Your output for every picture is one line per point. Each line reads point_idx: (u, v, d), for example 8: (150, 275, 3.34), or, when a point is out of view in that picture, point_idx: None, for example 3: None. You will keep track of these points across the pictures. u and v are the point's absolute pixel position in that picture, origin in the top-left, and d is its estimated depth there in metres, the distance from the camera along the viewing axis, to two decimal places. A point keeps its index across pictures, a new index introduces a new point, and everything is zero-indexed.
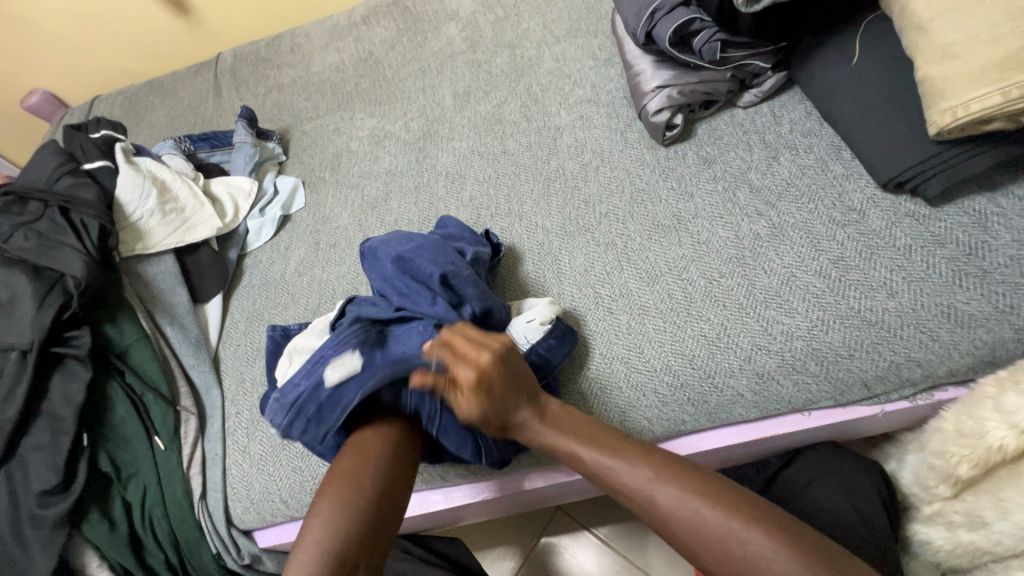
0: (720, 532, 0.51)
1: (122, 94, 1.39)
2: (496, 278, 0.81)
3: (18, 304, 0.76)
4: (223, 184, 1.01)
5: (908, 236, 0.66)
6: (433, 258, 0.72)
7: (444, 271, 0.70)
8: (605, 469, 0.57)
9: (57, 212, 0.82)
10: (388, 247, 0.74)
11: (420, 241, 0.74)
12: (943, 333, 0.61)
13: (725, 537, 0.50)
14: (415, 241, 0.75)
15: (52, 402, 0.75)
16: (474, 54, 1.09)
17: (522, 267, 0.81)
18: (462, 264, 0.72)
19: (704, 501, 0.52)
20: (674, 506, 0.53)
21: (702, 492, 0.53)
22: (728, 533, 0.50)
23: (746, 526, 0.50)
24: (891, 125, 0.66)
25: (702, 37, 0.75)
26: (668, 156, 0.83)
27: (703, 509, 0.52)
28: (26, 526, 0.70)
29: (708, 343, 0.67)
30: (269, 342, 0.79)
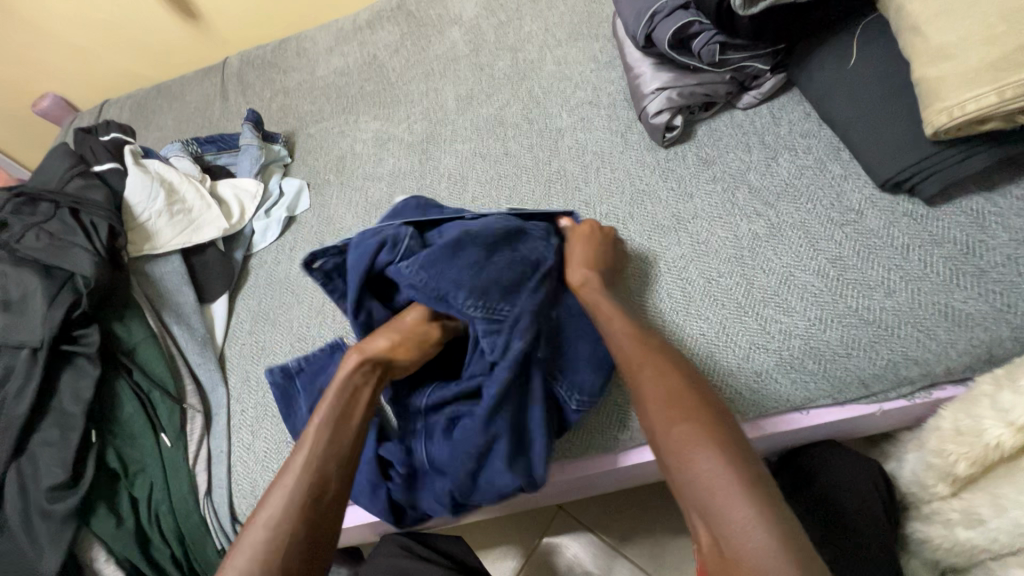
0: (682, 413, 0.50)
1: (131, 98, 1.42)
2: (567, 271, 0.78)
3: (29, 303, 0.78)
4: (230, 186, 1.02)
5: (906, 235, 0.66)
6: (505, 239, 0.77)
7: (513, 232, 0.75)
8: (623, 348, 0.59)
9: (67, 213, 0.83)
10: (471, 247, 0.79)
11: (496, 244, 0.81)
12: (940, 331, 0.61)
13: (678, 430, 0.49)
14: None
15: (62, 398, 0.76)
16: (477, 57, 1.10)
17: None
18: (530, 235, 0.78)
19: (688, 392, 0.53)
20: (657, 397, 0.53)
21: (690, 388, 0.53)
22: (682, 433, 0.49)
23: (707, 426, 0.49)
24: (888, 126, 0.67)
25: (701, 39, 0.76)
26: (668, 157, 0.83)
27: (682, 396, 0.52)
28: (36, 520, 0.72)
29: (707, 342, 0.68)
30: (272, 386, 0.78)
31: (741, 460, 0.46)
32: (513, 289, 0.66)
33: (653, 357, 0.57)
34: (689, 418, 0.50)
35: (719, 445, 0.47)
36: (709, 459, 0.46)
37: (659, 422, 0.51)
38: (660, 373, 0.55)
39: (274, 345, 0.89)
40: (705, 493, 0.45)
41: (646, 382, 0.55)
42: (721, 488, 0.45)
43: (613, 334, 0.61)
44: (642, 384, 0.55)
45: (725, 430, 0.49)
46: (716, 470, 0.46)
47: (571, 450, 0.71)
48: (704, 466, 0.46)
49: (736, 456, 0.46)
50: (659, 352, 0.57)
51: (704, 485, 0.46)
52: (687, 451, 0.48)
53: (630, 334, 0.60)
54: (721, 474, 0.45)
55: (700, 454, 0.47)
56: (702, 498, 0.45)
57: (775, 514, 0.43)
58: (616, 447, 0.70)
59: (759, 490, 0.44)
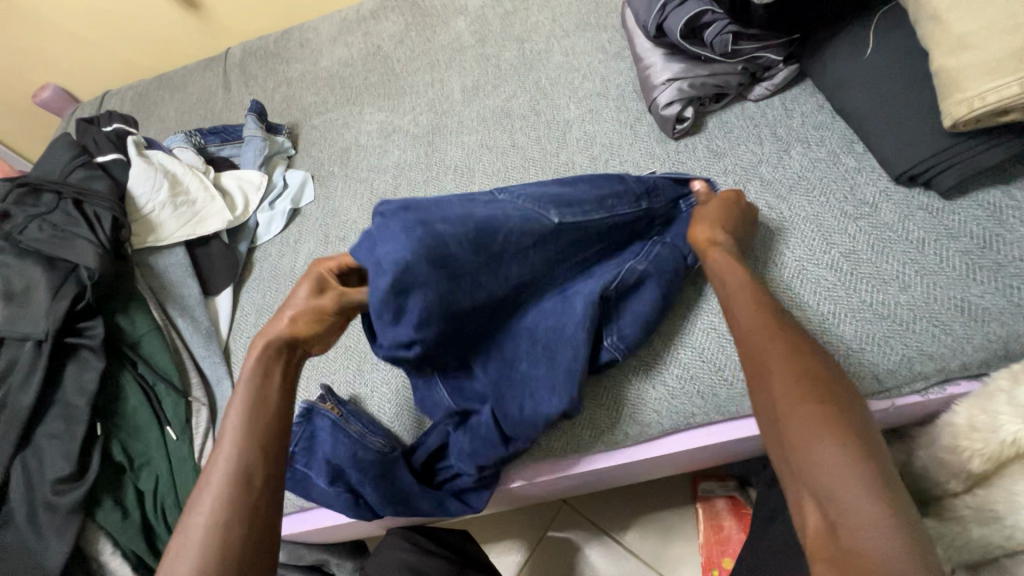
0: (804, 396, 0.46)
1: (133, 89, 1.40)
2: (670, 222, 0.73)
3: (32, 295, 0.77)
4: (234, 177, 1.01)
5: (921, 229, 0.65)
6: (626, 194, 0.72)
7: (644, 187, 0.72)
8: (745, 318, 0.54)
9: (70, 203, 0.82)
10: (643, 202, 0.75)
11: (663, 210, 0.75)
12: (956, 326, 0.61)
13: (792, 413, 0.45)
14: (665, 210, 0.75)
15: (67, 391, 0.76)
16: (483, 48, 1.09)
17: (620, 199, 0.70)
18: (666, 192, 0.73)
19: (816, 376, 0.47)
20: (775, 374, 0.48)
21: (820, 372, 0.48)
22: (803, 418, 0.45)
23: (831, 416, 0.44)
24: (905, 117, 0.66)
25: (714, 29, 0.74)
26: (678, 149, 0.82)
27: (807, 376, 0.47)
28: (42, 513, 0.71)
29: (718, 336, 0.67)
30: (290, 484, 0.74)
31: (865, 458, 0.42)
32: (576, 214, 0.65)
33: (779, 331, 0.51)
34: (813, 403, 0.45)
35: (847, 437, 0.43)
36: (831, 449, 0.42)
37: (777, 403, 0.47)
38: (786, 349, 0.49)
39: None
40: (821, 485, 0.42)
41: (766, 358, 0.50)
42: (842, 483, 0.41)
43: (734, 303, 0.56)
44: (762, 358, 0.50)
45: (854, 428, 0.44)
46: (838, 463, 0.42)
47: (578, 444, 0.70)
48: (823, 456, 0.42)
49: (864, 453, 0.42)
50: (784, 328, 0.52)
51: (824, 475, 0.42)
52: (803, 435, 0.44)
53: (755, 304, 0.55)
54: (841, 470, 0.41)
55: (821, 444, 0.43)
56: (817, 488, 0.42)
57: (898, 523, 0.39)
58: (623, 441, 0.70)
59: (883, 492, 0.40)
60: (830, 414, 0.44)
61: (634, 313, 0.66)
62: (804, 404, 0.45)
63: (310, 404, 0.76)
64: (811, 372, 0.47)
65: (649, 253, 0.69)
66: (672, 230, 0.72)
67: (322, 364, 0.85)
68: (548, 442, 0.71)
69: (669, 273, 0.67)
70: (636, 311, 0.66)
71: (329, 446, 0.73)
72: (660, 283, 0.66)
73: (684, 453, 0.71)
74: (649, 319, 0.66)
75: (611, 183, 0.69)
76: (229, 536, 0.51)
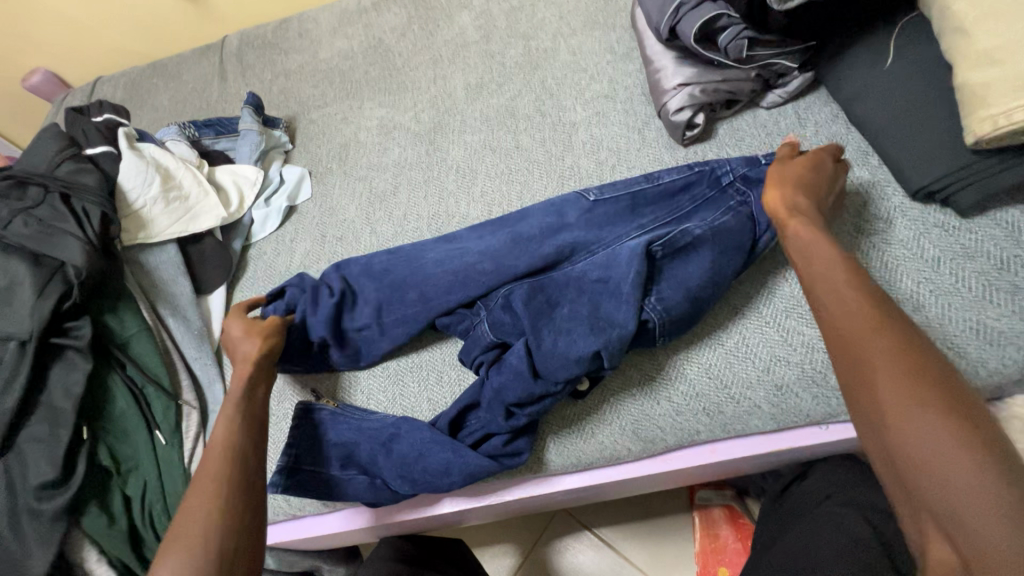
0: (916, 417, 0.41)
1: (126, 75, 1.36)
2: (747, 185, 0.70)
3: (17, 293, 0.75)
4: (228, 172, 0.98)
5: (937, 247, 0.64)
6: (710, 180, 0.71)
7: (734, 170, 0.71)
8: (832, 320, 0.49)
9: (57, 198, 0.79)
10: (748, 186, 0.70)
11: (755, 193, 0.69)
12: (971, 349, 0.59)
13: (906, 440, 0.41)
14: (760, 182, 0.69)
15: (52, 392, 0.73)
16: (487, 44, 1.06)
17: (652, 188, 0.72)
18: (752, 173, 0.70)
19: (925, 388, 0.42)
20: (881, 374, 0.44)
21: (926, 381, 0.43)
22: (919, 447, 0.40)
23: (950, 440, 0.40)
24: (923, 131, 0.64)
25: (729, 33, 0.72)
26: (687, 157, 0.81)
27: (915, 393, 0.42)
28: (24, 519, 0.69)
29: (725, 353, 0.65)
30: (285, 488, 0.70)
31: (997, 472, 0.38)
32: (618, 188, 0.73)
33: (888, 324, 0.46)
34: (929, 425, 0.41)
35: (979, 465, 0.38)
36: (957, 465, 0.39)
37: (890, 425, 0.42)
38: (897, 347, 0.45)
39: None
40: (947, 503, 0.38)
41: (869, 355, 0.45)
42: (977, 502, 0.37)
43: (826, 290, 0.51)
44: (862, 353, 0.46)
45: (984, 449, 0.39)
46: (973, 491, 0.38)
47: (579, 459, 0.68)
48: (952, 488, 0.38)
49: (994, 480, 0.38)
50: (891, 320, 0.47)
51: (949, 490, 0.38)
52: (926, 446, 0.40)
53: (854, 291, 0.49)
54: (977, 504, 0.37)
55: (953, 478, 0.39)
56: (940, 507, 0.39)
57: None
58: (626, 457, 0.68)
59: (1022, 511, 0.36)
60: (949, 437, 0.40)
61: (680, 278, 0.64)
62: (918, 428, 0.41)
63: (306, 403, 0.76)
64: (920, 386, 0.42)
65: (713, 222, 0.67)
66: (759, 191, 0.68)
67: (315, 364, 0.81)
68: (546, 455, 0.69)
69: (727, 241, 0.65)
70: (683, 276, 0.64)
71: (329, 431, 0.74)
72: (714, 249, 0.65)
73: (686, 470, 0.70)
74: (695, 286, 0.63)
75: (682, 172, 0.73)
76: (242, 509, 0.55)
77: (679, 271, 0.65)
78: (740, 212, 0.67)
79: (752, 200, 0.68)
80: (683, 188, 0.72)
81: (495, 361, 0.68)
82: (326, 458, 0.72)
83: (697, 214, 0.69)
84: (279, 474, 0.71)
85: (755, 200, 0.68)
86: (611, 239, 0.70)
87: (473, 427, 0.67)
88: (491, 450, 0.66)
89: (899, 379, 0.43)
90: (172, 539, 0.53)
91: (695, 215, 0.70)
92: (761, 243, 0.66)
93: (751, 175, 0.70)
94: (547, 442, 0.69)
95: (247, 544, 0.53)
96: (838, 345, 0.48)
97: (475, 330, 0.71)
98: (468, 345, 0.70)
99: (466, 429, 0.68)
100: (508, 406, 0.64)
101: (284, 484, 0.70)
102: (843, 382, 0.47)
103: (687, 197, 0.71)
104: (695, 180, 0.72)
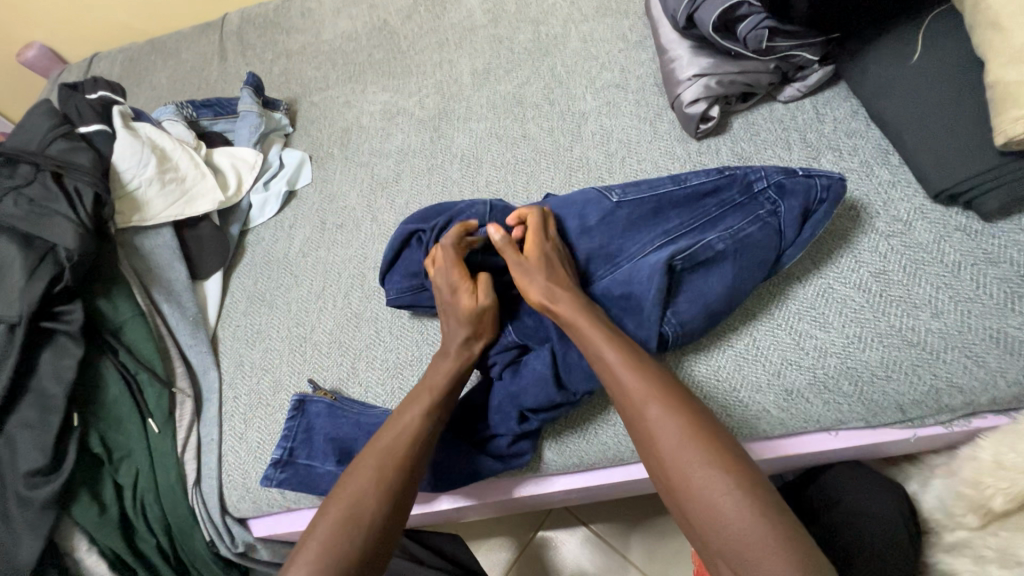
0: (696, 476, 0.47)
1: (123, 52, 1.33)
2: (779, 193, 0.65)
3: (6, 274, 0.72)
4: (226, 154, 0.96)
5: (957, 252, 0.62)
6: (743, 185, 0.67)
7: (773, 175, 0.66)
8: (622, 387, 0.54)
9: (49, 176, 0.76)
10: (782, 195, 0.65)
11: (787, 206, 0.64)
12: (990, 359, 0.57)
13: (701, 492, 0.47)
14: (794, 192, 0.65)
15: (43, 378, 0.71)
16: (495, 29, 1.03)
17: (677, 189, 0.69)
18: (792, 179, 0.65)
19: (696, 446, 0.48)
20: (673, 440, 0.49)
21: (697, 437, 0.49)
22: (707, 503, 0.46)
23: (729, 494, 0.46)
24: (949, 130, 0.62)
25: (749, 23, 0.69)
26: (700, 150, 0.78)
27: (691, 452, 0.48)
28: (13, 506, 0.67)
29: (735, 354, 0.64)
30: (289, 485, 0.70)
31: (765, 498, 0.45)
32: (642, 191, 0.70)
33: (660, 389, 0.53)
34: (708, 481, 0.47)
35: (752, 508, 0.45)
36: (740, 508, 0.45)
37: (684, 482, 0.48)
38: (675, 412, 0.51)
39: (270, 329, 0.85)
40: (742, 547, 0.44)
41: (658, 426, 0.51)
42: (757, 545, 0.43)
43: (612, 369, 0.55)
44: (652, 426, 0.51)
45: (754, 489, 0.46)
46: (751, 534, 0.44)
47: (581, 459, 0.67)
48: (742, 535, 0.44)
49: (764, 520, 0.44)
50: (664, 385, 0.54)
51: (741, 536, 0.44)
52: (720, 499, 0.46)
53: (630, 365, 0.55)
54: (761, 544, 0.43)
55: (736, 525, 0.45)
56: (738, 547, 0.44)
57: (808, 551, 0.43)
58: (629, 458, 0.67)
59: (789, 527, 0.44)
60: (727, 490, 0.46)
61: (698, 292, 0.63)
62: (704, 486, 0.47)
63: (303, 396, 0.76)
64: (693, 446, 0.49)
65: (737, 231, 0.64)
66: (788, 201, 0.64)
67: (314, 356, 0.81)
68: (547, 455, 0.68)
69: (749, 255, 0.63)
70: (701, 289, 0.63)
71: (328, 425, 0.72)
72: (735, 264, 0.63)
73: None
74: (713, 300, 0.62)
75: (714, 174, 0.69)
76: (374, 512, 0.54)
77: (698, 284, 0.63)
78: (768, 224, 0.64)
79: (783, 210, 0.64)
80: (709, 193, 0.68)
81: (512, 363, 0.68)
82: (325, 453, 0.71)
83: (723, 221, 0.66)
84: (276, 468, 0.71)
85: (785, 211, 0.64)
86: (634, 249, 0.68)
87: (479, 428, 0.68)
88: (496, 451, 0.66)
89: (678, 442, 0.49)
90: (327, 525, 0.53)
91: (720, 221, 0.66)
92: (784, 259, 0.64)
93: (786, 183, 0.65)
94: (549, 440, 0.68)
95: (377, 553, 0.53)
96: (634, 419, 0.53)
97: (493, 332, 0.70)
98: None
99: (475, 430, 0.68)
100: (522, 411, 0.64)
101: (278, 477, 0.71)
102: (642, 443, 0.52)
103: (714, 202, 0.68)
104: (725, 185, 0.68)
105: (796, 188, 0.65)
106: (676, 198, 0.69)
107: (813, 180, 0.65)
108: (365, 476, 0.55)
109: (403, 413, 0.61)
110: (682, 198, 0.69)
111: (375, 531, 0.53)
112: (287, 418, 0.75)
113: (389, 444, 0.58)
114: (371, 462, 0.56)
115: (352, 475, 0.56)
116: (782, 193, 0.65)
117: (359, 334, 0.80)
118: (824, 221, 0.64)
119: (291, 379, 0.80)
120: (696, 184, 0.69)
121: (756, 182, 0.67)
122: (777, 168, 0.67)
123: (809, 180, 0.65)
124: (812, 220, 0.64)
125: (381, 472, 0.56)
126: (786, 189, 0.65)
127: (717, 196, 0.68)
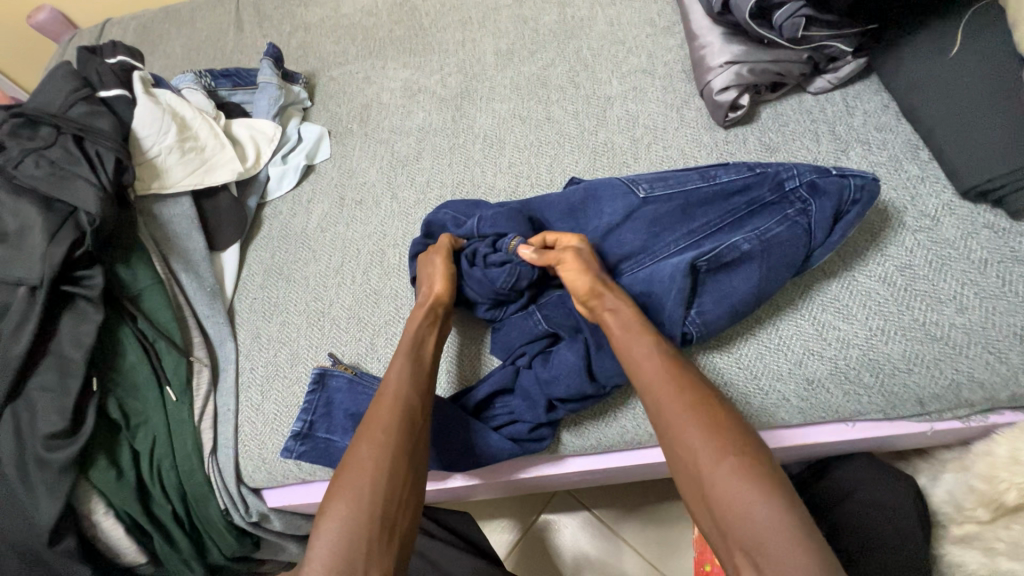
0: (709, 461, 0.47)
1: (137, 19, 1.31)
2: (811, 192, 0.65)
3: (26, 237, 0.71)
4: (245, 126, 0.95)
5: (984, 249, 0.62)
6: (772, 184, 0.67)
7: (809, 176, 0.66)
8: (648, 381, 0.55)
9: (70, 139, 0.76)
10: (814, 199, 0.65)
11: (816, 209, 0.64)
12: (1013, 356, 0.58)
13: (713, 478, 0.47)
14: (825, 192, 0.64)
15: (62, 341, 0.71)
16: (520, 9, 1.01)
17: (703, 185, 0.69)
18: (826, 181, 0.65)
19: (707, 436, 0.49)
20: (691, 430, 0.50)
21: (711, 426, 0.49)
22: (721, 487, 0.46)
23: (743, 483, 0.45)
24: (986, 127, 0.62)
25: (785, 11, 0.69)
26: (727, 139, 0.78)
27: (702, 440, 0.49)
28: (32, 468, 0.67)
29: (758, 343, 0.64)
30: (308, 457, 0.71)
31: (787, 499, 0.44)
32: (669, 186, 0.70)
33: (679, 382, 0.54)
34: (721, 467, 0.47)
35: (770, 498, 0.44)
36: (751, 497, 0.44)
37: (696, 465, 0.48)
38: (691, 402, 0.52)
39: (288, 303, 0.85)
40: (754, 531, 0.43)
41: (675, 416, 0.51)
42: (769, 530, 0.43)
43: (637, 360, 0.57)
44: (670, 417, 0.52)
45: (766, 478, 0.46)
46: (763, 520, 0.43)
47: (599, 441, 0.68)
48: (750, 517, 0.44)
49: (781, 510, 0.44)
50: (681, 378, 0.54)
51: (747, 523, 0.44)
52: (735, 488, 0.45)
53: (658, 357, 0.56)
54: (774, 530, 0.42)
55: (753, 511, 0.44)
56: (749, 532, 0.43)
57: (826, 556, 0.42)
58: (647, 441, 0.68)
59: (808, 530, 0.43)
60: (739, 479, 0.46)
61: (724, 290, 0.63)
62: (716, 472, 0.47)
63: (324, 369, 0.75)
64: (704, 435, 0.49)
65: (764, 232, 0.64)
66: (818, 203, 0.64)
67: (332, 331, 0.81)
68: (566, 439, 0.68)
69: (776, 256, 0.63)
70: (727, 289, 0.63)
71: (347, 401, 0.73)
72: (762, 264, 0.62)
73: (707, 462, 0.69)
74: (738, 300, 0.62)
75: (744, 171, 0.68)
76: (384, 476, 0.53)
77: (722, 283, 0.63)
78: (797, 222, 0.64)
79: (813, 210, 0.64)
80: (737, 190, 0.68)
81: (542, 352, 0.69)
82: (343, 428, 0.72)
83: (750, 221, 0.66)
84: (295, 440, 0.72)
85: (816, 210, 0.64)
86: (659, 248, 0.68)
87: (500, 412, 0.69)
88: (515, 434, 0.67)
89: (688, 430, 0.50)
90: (343, 503, 0.51)
91: (747, 221, 0.66)
92: (812, 259, 0.64)
93: (818, 182, 0.65)
94: (569, 426, 0.68)
95: (403, 514, 0.52)
96: (653, 410, 0.54)
97: (525, 321, 0.71)
98: (513, 333, 0.71)
99: (495, 413, 0.69)
100: (552, 400, 0.65)
101: (298, 450, 0.72)
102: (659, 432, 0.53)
103: (743, 199, 0.67)
104: (755, 182, 0.67)
105: (820, 189, 0.65)
106: (703, 195, 0.68)
107: (845, 183, 0.64)
108: (368, 447, 0.54)
109: (387, 381, 0.61)
110: (708, 197, 0.68)
111: (394, 492, 0.52)
112: (308, 391, 0.75)
113: (375, 411, 0.58)
114: (371, 433, 0.55)
115: (352, 451, 0.55)
116: (811, 192, 0.65)
117: (378, 311, 0.81)
118: (856, 222, 0.64)
119: (309, 352, 0.80)
120: (727, 181, 0.68)
121: (787, 181, 0.66)
122: (809, 167, 0.66)
123: (835, 184, 0.64)
124: (843, 220, 0.64)
125: (381, 435, 0.55)
126: (815, 191, 0.65)
127: (745, 191, 0.67)
